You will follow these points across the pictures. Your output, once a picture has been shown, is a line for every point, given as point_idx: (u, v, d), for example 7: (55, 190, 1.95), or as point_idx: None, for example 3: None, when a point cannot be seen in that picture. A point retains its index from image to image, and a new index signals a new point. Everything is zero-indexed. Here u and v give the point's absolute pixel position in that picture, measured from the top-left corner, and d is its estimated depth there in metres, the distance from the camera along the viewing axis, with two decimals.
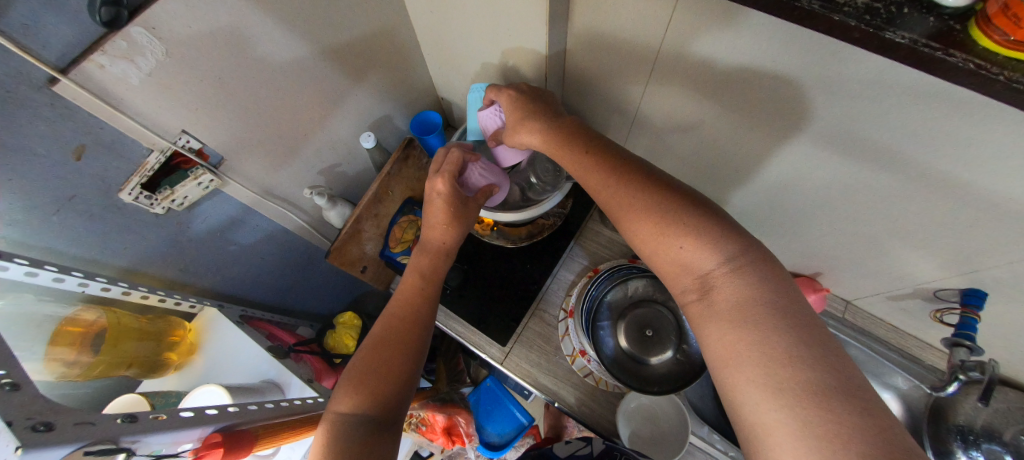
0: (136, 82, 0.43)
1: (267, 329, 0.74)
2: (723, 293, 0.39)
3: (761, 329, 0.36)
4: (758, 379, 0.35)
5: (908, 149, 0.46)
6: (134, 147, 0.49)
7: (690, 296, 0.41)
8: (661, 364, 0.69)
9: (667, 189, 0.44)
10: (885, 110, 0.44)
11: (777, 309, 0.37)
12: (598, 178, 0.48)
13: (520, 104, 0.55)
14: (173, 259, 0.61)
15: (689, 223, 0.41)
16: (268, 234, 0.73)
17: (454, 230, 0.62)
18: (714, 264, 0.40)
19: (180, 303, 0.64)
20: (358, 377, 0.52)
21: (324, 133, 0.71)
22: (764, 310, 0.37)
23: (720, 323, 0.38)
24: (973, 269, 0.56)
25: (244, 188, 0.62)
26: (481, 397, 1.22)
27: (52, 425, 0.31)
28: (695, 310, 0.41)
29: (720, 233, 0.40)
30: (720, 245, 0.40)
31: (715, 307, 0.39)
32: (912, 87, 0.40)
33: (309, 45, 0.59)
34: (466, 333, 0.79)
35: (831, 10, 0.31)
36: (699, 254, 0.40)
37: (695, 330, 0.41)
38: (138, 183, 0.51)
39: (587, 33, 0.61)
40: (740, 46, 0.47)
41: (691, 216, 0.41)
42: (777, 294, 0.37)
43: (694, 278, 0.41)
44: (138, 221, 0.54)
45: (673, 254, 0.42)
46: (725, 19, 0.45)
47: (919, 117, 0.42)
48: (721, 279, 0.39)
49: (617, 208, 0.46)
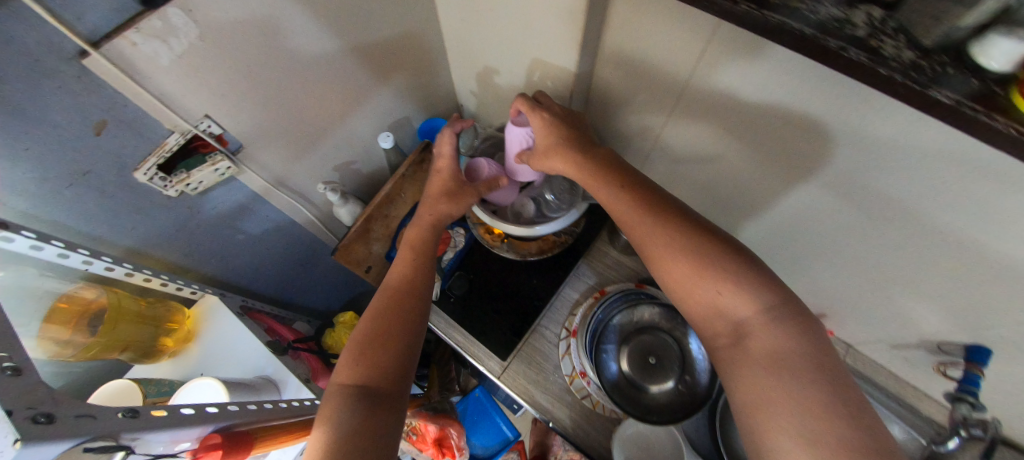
0: (165, 62, 0.43)
1: (267, 323, 0.71)
2: (759, 341, 0.38)
3: (797, 379, 0.35)
4: (793, 430, 0.34)
5: (930, 203, 0.46)
6: (154, 127, 0.48)
7: (722, 341, 0.41)
8: (661, 393, 0.68)
9: (695, 225, 0.44)
10: (913, 164, 0.44)
11: (811, 360, 0.36)
12: (626, 205, 0.48)
13: (557, 126, 0.55)
14: (180, 243, 0.60)
15: (722, 262, 0.41)
16: (277, 226, 0.72)
17: (448, 205, 0.63)
18: (750, 311, 0.39)
19: (182, 288, 0.62)
20: (350, 367, 0.50)
21: (344, 130, 0.71)
22: (801, 359, 0.36)
23: (755, 371, 0.38)
24: (981, 327, 0.56)
25: (259, 177, 0.61)
26: (469, 407, 1.20)
27: (53, 416, 0.30)
28: (726, 354, 0.40)
29: (758, 281, 0.40)
30: (758, 293, 0.40)
31: (750, 354, 0.38)
32: (945, 144, 0.40)
33: (340, 41, 0.59)
34: (466, 344, 0.77)
35: (877, 63, 0.32)
36: (738, 300, 0.40)
37: (723, 373, 0.40)
38: (155, 163, 0.50)
39: (617, 58, 0.61)
40: (773, 86, 0.48)
41: (731, 261, 0.41)
42: (811, 345, 0.37)
43: (727, 322, 0.41)
44: (149, 202, 0.53)
45: (707, 298, 0.41)
46: (761, 58, 0.46)
47: (946, 173, 0.43)
48: (756, 326, 0.39)
49: (645, 240, 0.45)
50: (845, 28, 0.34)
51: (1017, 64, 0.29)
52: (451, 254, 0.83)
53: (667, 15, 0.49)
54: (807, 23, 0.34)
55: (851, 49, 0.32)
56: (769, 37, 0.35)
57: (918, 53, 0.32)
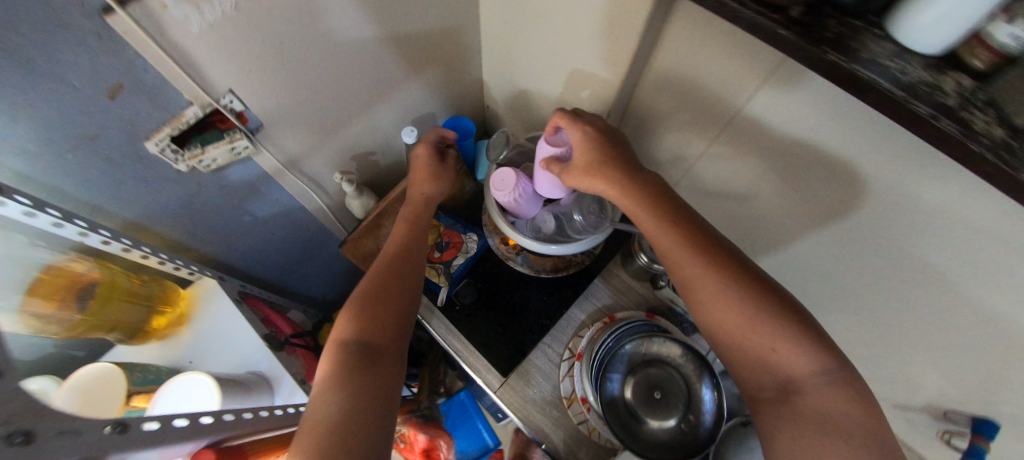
0: (195, 30, 0.39)
1: (264, 312, 0.67)
2: (809, 401, 0.37)
3: (851, 447, 0.34)
4: None
5: (975, 277, 0.45)
6: (174, 97, 0.44)
7: (766, 394, 0.39)
8: (663, 431, 0.65)
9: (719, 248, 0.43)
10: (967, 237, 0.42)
11: (861, 426, 0.35)
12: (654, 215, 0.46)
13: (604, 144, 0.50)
14: (183, 220, 0.56)
15: (746, 286, 0.40)
16: (286, 211, 0.68)
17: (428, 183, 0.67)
18: (806, 373, 0.37)
19: (180, 268, 0.58)
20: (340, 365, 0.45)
21: (368, 119, 0.67)
22: (854, 425, 0.35)
23: (805, 434, 0.36)
24: (998, 405, 0.55)
25: (275, 160, 0.58)
26: (452, 409, 1.18)
27: (33, 436, 0.27)
28: (770, 410, 0.39)
29: (817, 345, 0.38)
30: (816, 356, 0.37)
31: (799, 414, 0.37)
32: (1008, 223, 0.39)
33: (379, 28, 0.56)
34: (465, 353, 0.75)
35: (971, 138, 0.29)
36: (794, 360, 0.38)
37: (766, 428, 0.38)
38: (169, 135, 0.46)
39: (663, 83, 0.59)
40: (832, 137, 0.46)
41: (787, 318, 0.39)
42: (860, 407, 0.36)
43: (776, 380, 0.38)
44: (158, 175, 0.49)
45: (759, 353, 0.39)
46: (825, 107, 0.44)
47: (1001, 251, 0.41)
48: (812, 390, 0.37)
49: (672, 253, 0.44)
50: (935, 95, 0.31)
51: None
52: (461, 261, 0.78)
53: (729, 48, 0.47)
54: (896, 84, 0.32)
55: (944, 118, 0.30)
56: (853, 93, 0.33)
57: (1011, 132, 0.30)
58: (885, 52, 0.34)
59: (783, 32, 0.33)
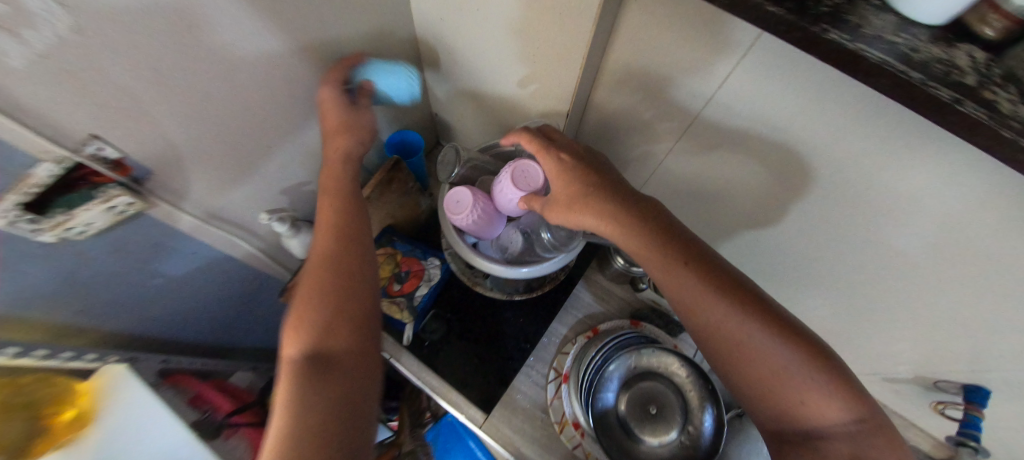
0: (19, 65, 0.30)
1: (193, 388, 0.56)
2: (792, 374, 0.42)
3: (823, 393, 0.41)
4: None
5: (958, 246, 0.46)
6: (13, 155, 0.34)
7: (763, 374, 0.43)
8: (663, 448, 0.62)
9: (675, 232, 0.48)
10: (947, 205, 0.42)
11: (821, 366, 0.42)
12: (630, 223, 0.48)
13: (568, 169, 0.50)
14: (70, 298, 0.45)
15: (699, 265, 0.46)
16: (209, 264, 0.58)
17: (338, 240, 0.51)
18: (834, 423, 0.41)
19: (72, 360, 0.47)
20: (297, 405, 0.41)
21: (291, 146, 0.58)
22: (814, 371, 0.42)
23: (795, 388, 0.42)
24: (983, 367, 0.58)
25: (178, 210, 0.48)
26: (439, 435, 1.05)
27: None
28: (773, 390, 0.43)
29: (848, 394, 0.41)
30: (849, 406, 0.41)
31: (789, 385, 0.42)
32: (994, 188, 0.38)
33: (285, 41, 0.47)
34: (441, 390, 0.68)
35: (1000, 123, 0.25)
36: (827, 411, 0.41)
37: (755, 390, 0.44)
38: (18, 202, 0.36)
39: (626, 78, 0.54)
40: (804, 117, 0.43)
41: (808, 361, 0.42)
42: (818, 362, 0.42)
43: (800, 427, 0.42)
44: (16, 254, 0.38)
45: (786, 402, 0.42)
46: (795, 84, 0.40)
47: (985, 216, 0.41)
48: (838, 438, 0.41)
49: (646, 249, 0.48)
50: (953, 74, 0.27)
51: None
52: (424, 290, 0.70)
53: (693, 32, 0.42)
54: (889, 58, 0.27)
55: (969, 102, 0.25)
56: (858, 74, 0.27)
57: None
58: (886, 27, 0.29)
59: (771, 8, 0.27)
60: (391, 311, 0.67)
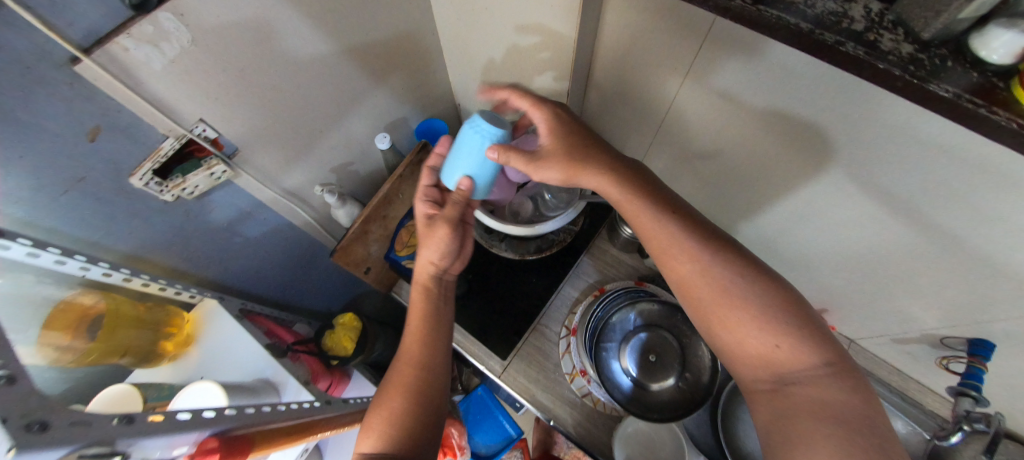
0: (158, 67, 0.43)
1: (266, 325, 0.70)
2: (766, 320, 0.44)
3: (794, 338, 0.43)
4: (838, 434, 0.39)
5: (926, 195, 0.49)
6: (148, 131, 0.48)
7: (736, 314, 0.45)
8: (663, 391, 0.69)
9: (658, 194, 0.53)
10: (899, 150, 0.47)
11: (792, 314, 0.44)
12: (614, 185, 0.54)
13: (558, 127, 0.57)
14: (179, 247, 0.59)
15: (678, 222, 0.50)
16: (275, 228, 0.71)
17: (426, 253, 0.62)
18: (804, 367, 0.43)
19: (180, 293, 0.60)
20: (398, 410, 0.54)
21: (339, 132, 0.70)
22: (783, 316, 0.44)
23: (767, 331, 0.44)
24: (981, 321, 0.58)
25: (255, 180, 0.61)
26: (471, 405, 1.30)
27: (49, 424, 0.27)
28: (746, 329, 0.45)
29: (814, 341, 0.43)
30: (817, 351, 0.43)
31: (764, 328, 0.44)
32: (935, 125, 0.42)
33: (334, 43, 0.59)
34: (465, 342, 0.79)
35: (878, 58, 0.32)
36: (797, 354, 0.43)
37: (732, 330, 0.46)
38: (151, 169, 0.50)
39: (619, 52, 0.63)
40: (762, 69, 0.50)
41: (781, 309, 0.44)
42: (788, 306, 0.45)
43: (772, 372, 0.44)
44: (147, 208, 0.53)
45: (761, 348, 0.44)
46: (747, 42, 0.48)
47: (935, 157, 0.44)
48: (808, 382, 0.42)
49: (630, 206, 0.53)
50: (843, 23, 0.34)
51: (1018, 57, 0.29)
52: None
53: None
54: (785, 12, 0.34)
55: (850, 44, 0.32)
56: (769, 32, 0.35)
57: (918, 47, 0.32)
58: None
59: None
60: None
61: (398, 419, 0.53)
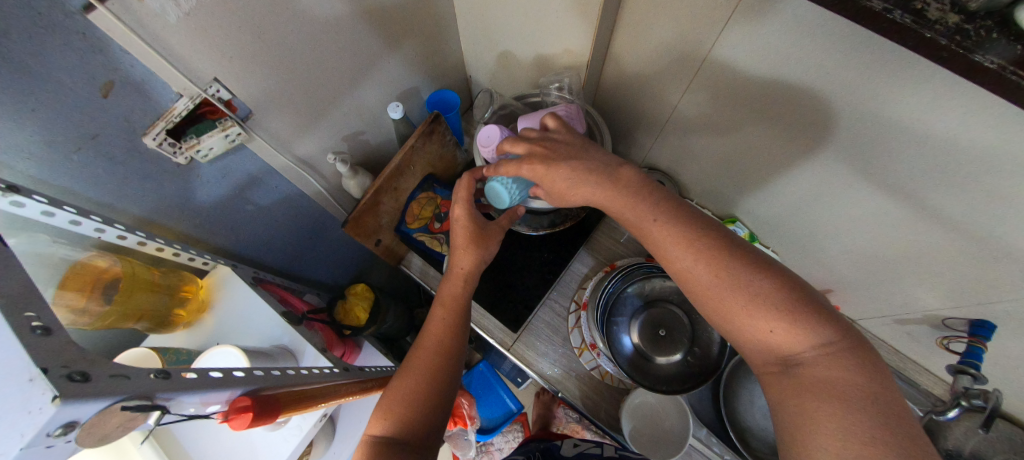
0: (173, 20, 0.41)
1: (279, 293, 0.71)
2: (766, 304, 0.44)
3: (797, 320, 0.43)
4: (839, 410, 0.39)
5: (943, 179, 0.49)
6: (162, 88, 0.46)
7: (738, 301, 0.45)
8: (670, 364, 0.71)
9: (654, 189, 0.53)
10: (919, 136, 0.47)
11: (794, 298, 0.44)
12: (606, 182, 0.54)
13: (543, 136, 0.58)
14: (189, 212, 0.58)
15: (674, 216, 0.51)
16: (285, 196, 0.70)
17: (472, 255, 0.63)
18: (807, 346, 0.43)
19: (194, 259, 0.61)
20: (406, 399, 0.54)
21: (351, 99, 0.68)
22: (784, 296, 0.44)
23: (769, 316, 0.44)
24: (983, 303, 0.59)
25: (269, 145, 0.59)
26: (474, 380, 1.33)
27: (89, 375, 0.29)
28: (740, 318, 0.46)
29: (817, 318, 0.43)
30: (819, 328, 0.43)
31: (767, 312, 0.44)
32: (965, 112, 0.41)
33: (349, 4, 0.57)
34: (476, 316, 0.79)
35: (923, 25, 0.29)
36: (798, 336, 0.43)
37: (730, 322, 0.47)
38: (164, 128, 0.48)
39: (640, 26, 0.61)
40: (784, 47, 0.49)
41: (778, 293, 0.44)
42: (790, 286, 0.45)
43: (776, 356, 0.44)
44: (159, 170, 0.51)
45: (759, 334, 0.45)
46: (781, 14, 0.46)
47: (962, 142, 0.44)
48: (813, 361, 0.42)
49: (621, 205, 0.54)
50: None
51: None
52: None
53: None
54: None
55: (897, 11, 0.29)
56: None
57: (964, 17, 0.29)
58: None
59: None
60: (432, 245, 0.84)
61: (406, 403, 0.54)
